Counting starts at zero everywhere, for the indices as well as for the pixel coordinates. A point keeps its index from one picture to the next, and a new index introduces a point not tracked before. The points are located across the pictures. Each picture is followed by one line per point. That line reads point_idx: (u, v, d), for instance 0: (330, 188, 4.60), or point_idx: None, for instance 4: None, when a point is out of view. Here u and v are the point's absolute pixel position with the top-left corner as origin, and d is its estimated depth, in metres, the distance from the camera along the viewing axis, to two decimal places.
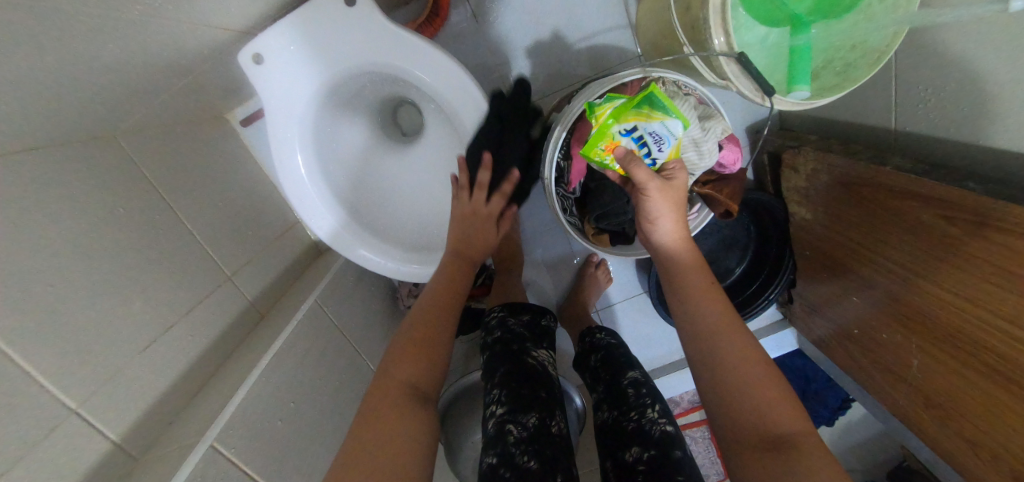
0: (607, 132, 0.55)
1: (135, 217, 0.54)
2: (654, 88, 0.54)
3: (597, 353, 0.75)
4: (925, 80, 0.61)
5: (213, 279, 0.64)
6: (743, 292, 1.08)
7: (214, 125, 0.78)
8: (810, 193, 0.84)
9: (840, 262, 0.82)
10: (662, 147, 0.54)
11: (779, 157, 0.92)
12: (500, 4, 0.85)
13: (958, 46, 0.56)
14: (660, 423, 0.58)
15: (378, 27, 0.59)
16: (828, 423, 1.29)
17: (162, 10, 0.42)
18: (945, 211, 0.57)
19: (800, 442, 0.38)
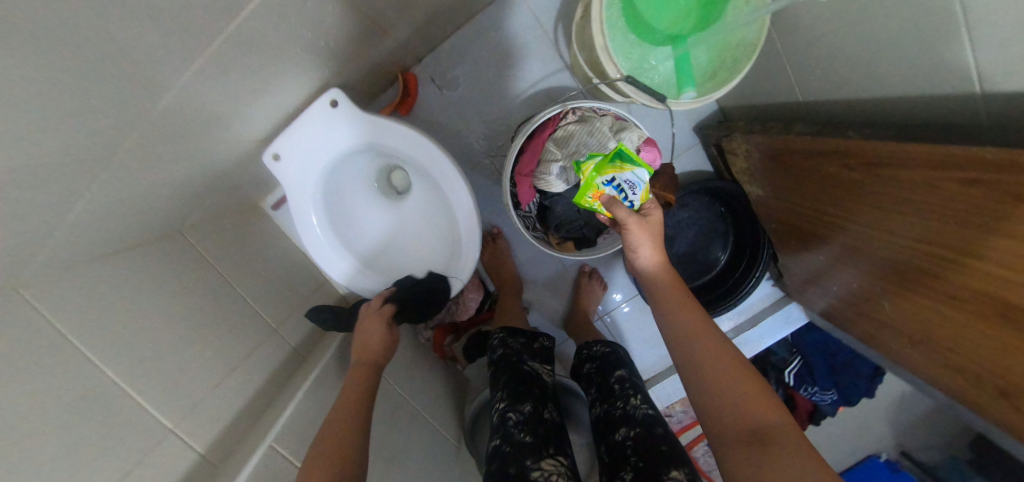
0: (592, 184, 0.68)
1: (198, 289, 0.72)
2: (625, 145, 0.67)
3: (591, 362, 0.73)
4: (806, 59, 0.72)
5: (261, 330, 0.80)
6: (732, 275, 1.15)
7: (252, 213, 0.98)
8: (754, 172, 0.94)
9: (799, 227, 0.89)
10: (636, 191, 0.67)
11: (722, 147, 1.02)
12: (459, 74, 1.03)
13: (815, 27, 0.67)
14: (641, 405, 0.57)
15: (358, 117, 0.78)
16: (868, 395, 1.25)
17: (205, 138, 0.61)
18: (846, 162, 0.65)
19: (781, 431, 0.46)
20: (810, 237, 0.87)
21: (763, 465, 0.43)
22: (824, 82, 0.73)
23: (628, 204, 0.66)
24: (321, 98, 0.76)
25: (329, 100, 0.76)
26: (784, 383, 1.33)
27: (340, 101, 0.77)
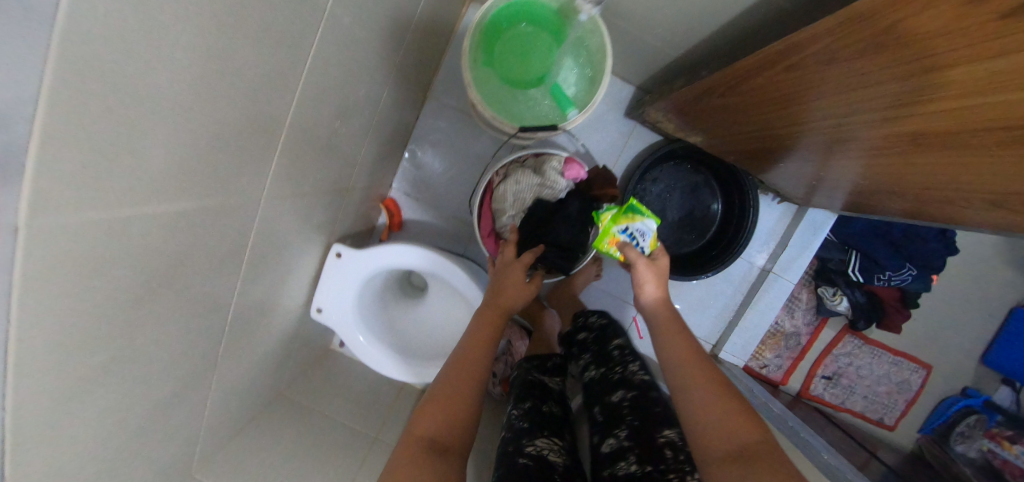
0: (609, 232, 0.83)
1: (307, 434, 0.92)
2: (635, 201, 0.83)
3: (589, 330, 0.87)
4: (652, 36, 0.84)
5: (363, 445, 0.98)
6: (733, 216, 1.20)
7: (327, 358, 1.22)
8: (685, 121, 0.99)
9: (750, 141, 0.91)
10: (646, 239, 0.81)
11: (650, 121, 1.12)
12: (423, 179, 1.25)
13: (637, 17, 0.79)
14: (638, 373, 0.72)
15: (360, 254, 0.97)
16: (951, 254, 1.15)
17: (264, 329, 0.84)
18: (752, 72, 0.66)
19: (764, 447, 0.51)
20: (765, 142, 0.88)
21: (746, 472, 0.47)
22: (678, 42, 0.83)
23: (642, 248, 0.81)
24: (328, 255, 0.96)
25: (334, 253, 0.96)
26: (859, 282, 1.26)
27: (342, 250, 0.96)
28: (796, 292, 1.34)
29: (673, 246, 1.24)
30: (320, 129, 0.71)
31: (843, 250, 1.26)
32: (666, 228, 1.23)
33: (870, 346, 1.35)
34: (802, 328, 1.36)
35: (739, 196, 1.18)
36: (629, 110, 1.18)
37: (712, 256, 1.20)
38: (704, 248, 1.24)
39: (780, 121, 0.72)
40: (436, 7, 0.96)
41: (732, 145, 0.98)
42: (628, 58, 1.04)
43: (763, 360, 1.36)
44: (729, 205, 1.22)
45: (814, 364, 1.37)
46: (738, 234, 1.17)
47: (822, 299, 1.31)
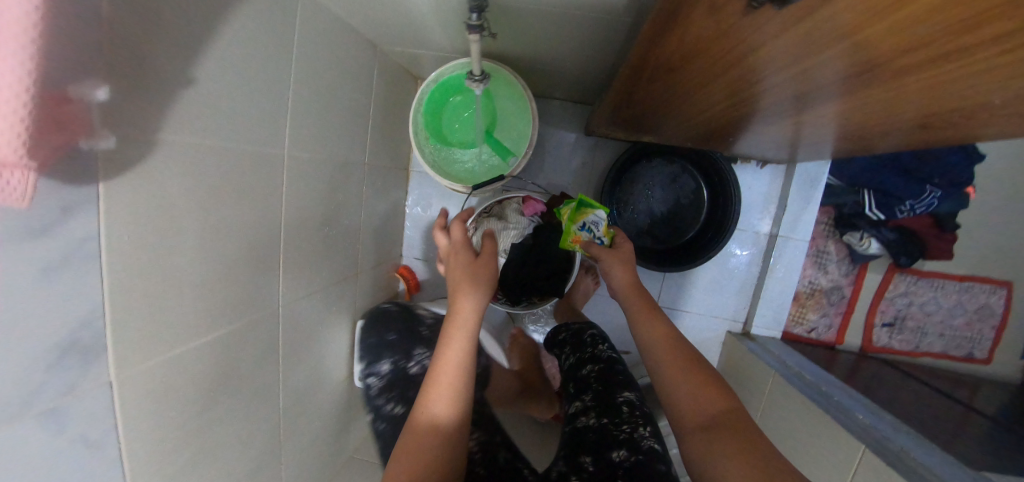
0: (570, 229, 0.91)
1: None
2: (585, 198, 0.90)
3: (566, 332, 0.93)
4: (560, 62, 0.91)
5: None
6: (718, 193, 1.20)
7: None
8: (634, 117, 0.98)
9: (705, 117, 0.86)
10: (601, 228, 0.88)
11: (601, 133, 1.18)
12: (425, 245, 1.41)
13: (536, 51, 0.87)
14: (608, 352, 0.81)
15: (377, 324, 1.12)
16: (977, 158, 1.03)
17: (311, 416, 0.99)
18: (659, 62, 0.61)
19: (733, 416, 0.59)
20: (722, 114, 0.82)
21: (716, 447, 0.55)
22: (587, 63, 0.89)
23: (598, 240, 0.89)
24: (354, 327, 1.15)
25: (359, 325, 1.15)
26: (881, 220, 1.17)
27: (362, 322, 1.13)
28: (821, 244, 1.29)
29: (668, 240, 1.27)
30: (313, 236, 0.90)
31: (853, 191, 1.19)
32: (657, 224, 1.27)
33: (928, 279, 1.23)
34: (842, 278, 1.28)
35: (718, 175, 1.18)
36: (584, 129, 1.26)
37: (707, 240, 1.20)
38: (700, 233, 1.25)
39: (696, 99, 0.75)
40: (385, 106, 1.13)
41: (681, 129, 1.00)
42: (560, 87, 1.12)
43: (808, 320, 1.31)
44: (711, 183, 1.22)
45: (869, 312, 1.27)
46: (726, 214, 1.16)
47: (851, 244, 1.23)
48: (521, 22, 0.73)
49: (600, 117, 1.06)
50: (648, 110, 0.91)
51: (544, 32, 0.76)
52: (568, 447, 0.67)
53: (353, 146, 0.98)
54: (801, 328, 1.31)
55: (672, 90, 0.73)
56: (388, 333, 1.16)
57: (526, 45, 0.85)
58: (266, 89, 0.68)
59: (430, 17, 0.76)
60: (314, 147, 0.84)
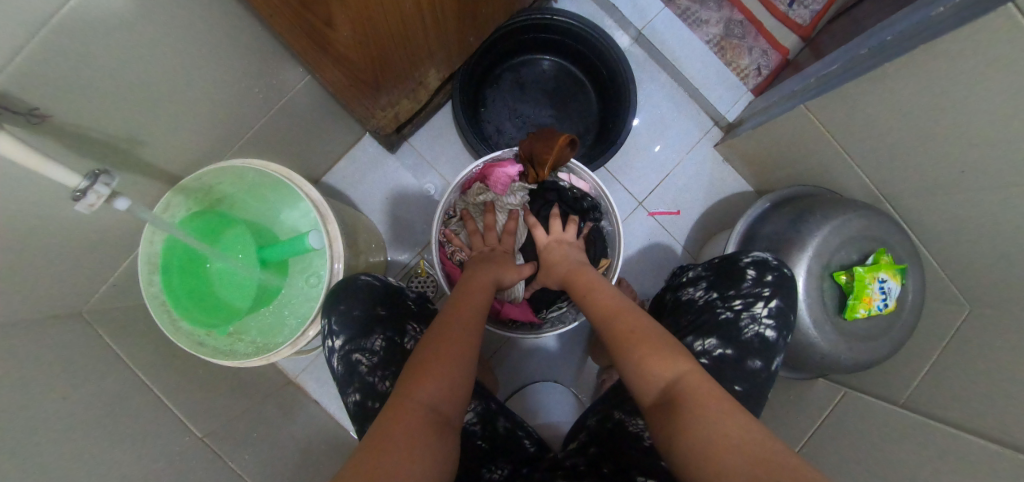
0: (866, 280, 0.58)
1: None
2: (902, 265, 0.59)
3: (698, 273, 0.61)
4: (217, 102, 0.53)
5: None
6: (561, 46, 0.86)
7: None
8: (381, 68, 0.59)
9: None
10: (891, 296, 0.58)
11: (392, 125, 0.76)
12: None
13: (157, 117, 0.48)
14: (760, 326, 0.52)
15: None
16: None
17: None
18: None
19: (693, 413, 0.36)
20: None
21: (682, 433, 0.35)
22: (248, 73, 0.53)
23: (878, 306, 0.57)
24: None
25: None
26: None
27: None
28: (675, 6, 1.03)
29: (596, 130, 0.90)
30: None
31: None
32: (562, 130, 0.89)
33: None
34: (722, 11, 1.04)
35: (545, 34, 0.84)
36: (379, 163, 0.88)
37: (616, 80, 0.83)
38: (602, 91, 0.88)
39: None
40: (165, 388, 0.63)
41: (472, 29, 0.70)
42: (296, 148, 0.74)
43: (748, 67, 1.03)
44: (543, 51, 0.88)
45: (770, 10, 1.04)
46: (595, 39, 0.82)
47: None
48: (146, 102, 0.45)
49: (384, 115, 0.71)
50: (417, 46, 0.62)
51: (215, 76, 0.49)
52: (608, 445, 0.51)
53: (193, 436, 0.61)
54: (752, 78, 1.03)
55: None
56: (378, 302, 0.50)
57: (187, 135, 0.54)
58: (26, 473, 0.37)
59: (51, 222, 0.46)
60: None
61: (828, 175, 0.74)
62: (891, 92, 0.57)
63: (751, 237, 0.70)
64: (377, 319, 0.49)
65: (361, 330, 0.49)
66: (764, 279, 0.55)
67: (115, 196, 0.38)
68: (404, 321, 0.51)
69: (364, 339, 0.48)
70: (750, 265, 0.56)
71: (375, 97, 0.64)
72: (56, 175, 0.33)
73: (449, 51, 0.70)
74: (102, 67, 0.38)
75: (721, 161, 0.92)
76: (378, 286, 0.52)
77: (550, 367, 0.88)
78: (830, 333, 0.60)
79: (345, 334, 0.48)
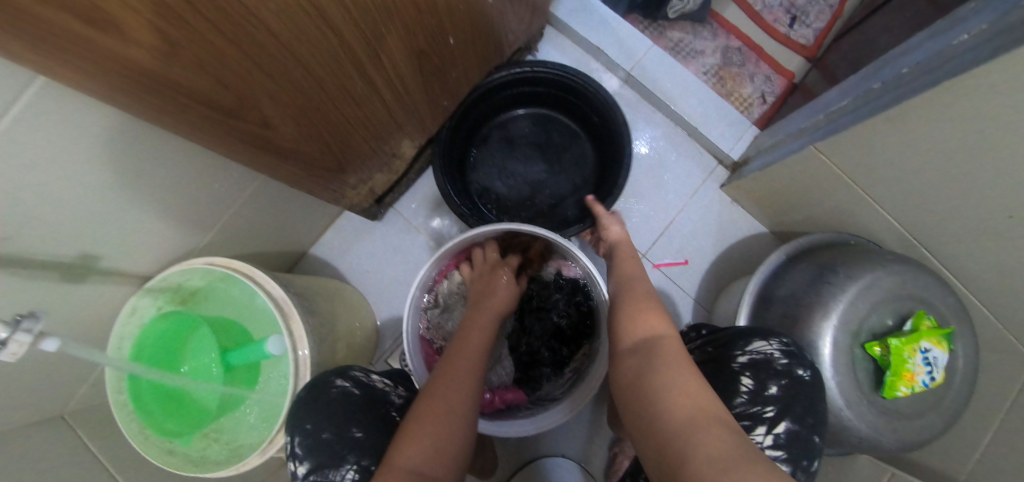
0: (908, 351, 0.49)
1: None
2: (949, 329, 0.51)
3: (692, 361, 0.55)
4: (177, 203, 0.52)
5: None
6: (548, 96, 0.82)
7: None
8: (341, 152, 0.57)
9: (402, 43, 0.50)
10: (939, 369, 0.50)
11: (369, 196, 0.74)
12: None
13: (111, 228, 0.47)
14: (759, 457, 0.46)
15: None
16: None
17: None
18: (179, 74, 0.31)
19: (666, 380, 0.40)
20: (399, 25, 0.47)
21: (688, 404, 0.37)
22: (208, 170, 0.52)
23: (925, 380, 0.49)
24: None
25: None
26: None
27: None
28: (666, 40, 0.98)
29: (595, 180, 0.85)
30: None
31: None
32: (558, 187, 0.85)
33: None
34: (717, 39, 0.99)
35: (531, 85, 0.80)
36: (368, 231, 0.87)
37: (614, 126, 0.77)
38: (597, 138, 0.83)
39: (368, 49, 0.46)
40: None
41: (440, 92, 0.68)
42: (276, 228, 0.73)
43: (751, 95, 0.96)
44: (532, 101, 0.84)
45: (770, 33, 0.98)
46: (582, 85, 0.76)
47: (683, 13, 0.96)
48: (93, 217, 0.44)
49: (356, 193, 0.69)
50: (380, 123, 0.60)
51: (167, 180, 0.48)
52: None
53: None
54: (756, 107, 0.96)
55: (309, 76, 0.42)
56: (351, 423, 0.50)
57: (150, 237, 0.52)
58: None
59: None
60: None
61: (850, 218, 0.66)
62: (911, 132, 0.50)
63: (766, 299, 0.62)
64: (350, 444, 0.49)
65: (330, 458, 0.48)
66: (764, 391, 0.48)
67: (44, 337, 0.35)
68: (379, 444, 0.50)
69: (332, 469, 0.47)
70: (745, 372, 0.49)
71: (340, 180, 0.63)
72: None
73: (419, 119, 0.68)
74: (37, 195, 0.37)
75: (728, 202, 0.85)
76: (354, 399, 0.52)
77: (557, 439, 0.81)
78: (869, 415, 0.51)
79: (311, 461, 0.48)
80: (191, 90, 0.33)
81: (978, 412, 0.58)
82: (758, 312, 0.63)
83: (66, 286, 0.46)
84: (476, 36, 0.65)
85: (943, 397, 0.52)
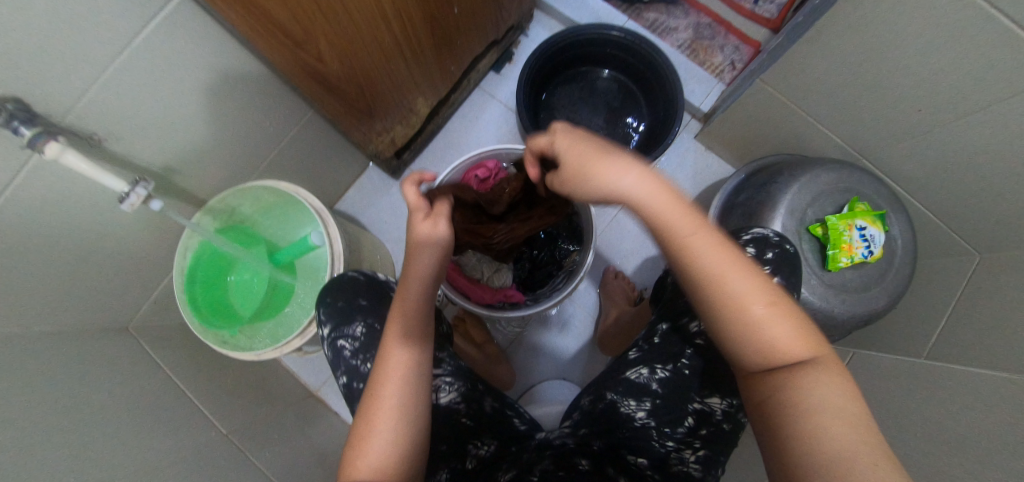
0: (847, 229, 0.58)
1: None
2: (883, 212, 0.59)
3: None
4: (237, 134, 0.64)
5: None
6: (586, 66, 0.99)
7: None
8: (376, 99, 0.71)
9: (425, 10, 0.64)
10: (877, 245, 0.58)
11: (386, 150, 0.86)
12: None
13: (189, 148, 0.59)
14: None
15: None
16: None
17: None
18: (280, 15, 0.45)
19: (810, 381, 0.32)
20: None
21: (796, 401, 0.32)
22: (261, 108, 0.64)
23: (862, 253, 0.57)
24: None
25: None
26: None
27: None
28: (644, 20, 1.11)
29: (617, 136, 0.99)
30: None
31: None
32: None
33: None
34: (688, 17, 1.11)
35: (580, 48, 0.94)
36: (386, 189, 0.98)
37: (657, 79, 0.91)
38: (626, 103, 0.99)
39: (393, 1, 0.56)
40: (201, 386, 0.71)
41: (449, 57, 0.82)
42: (310, 179, 0.85)
43: (722, 63, 1.08)
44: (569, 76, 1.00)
45: (737, 8, 1.10)
46: (634, 49, 0.90)
47: None
48: (174, 133, 0.55)
49: (380, 140, 0.81)
50: (403, 80, 0.74)
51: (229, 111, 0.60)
52: (597, 426, 0.52)
53: (219, 432, 0.67)
54: (727, 72, 1.07)
55: (359, 31, 0.56)
56: (359, 295, 0.58)
57: (218, 167, 0.65)
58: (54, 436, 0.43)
59: (104, 232, 0.56)
60: (169, 468, 0.53)
61: (804, 143, 0.76)
62: (831, 50, 0.60)
63: (729, 207, 0.71)
64: (359, 310, 0.57)
65: (344, 319, 0.57)
66: (765, 257, 0.52)
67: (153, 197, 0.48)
68: (382, 311, 0.58)
69: (346, 327, 0.56)
70: (749, 243, 0.53)
71: (368, 124, 0.75)
72: (105, 182, 0.43)
73: (432, 81, 0.82)
74: (144, 103, 0.49)
75: (704, 150, 0.95)
76: (361, 280, 0.60)
77: (559, 366, 0.89)
78: (818, 288, 0.60)
79: (331, 324, 0.57)
80: (283, 28, 0.48)
81: (925, 296, 0.66)
82: (724, 221, 0.72)
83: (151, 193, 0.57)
84: (477, 14, 0.79)
85: (884, 271, 0.60)
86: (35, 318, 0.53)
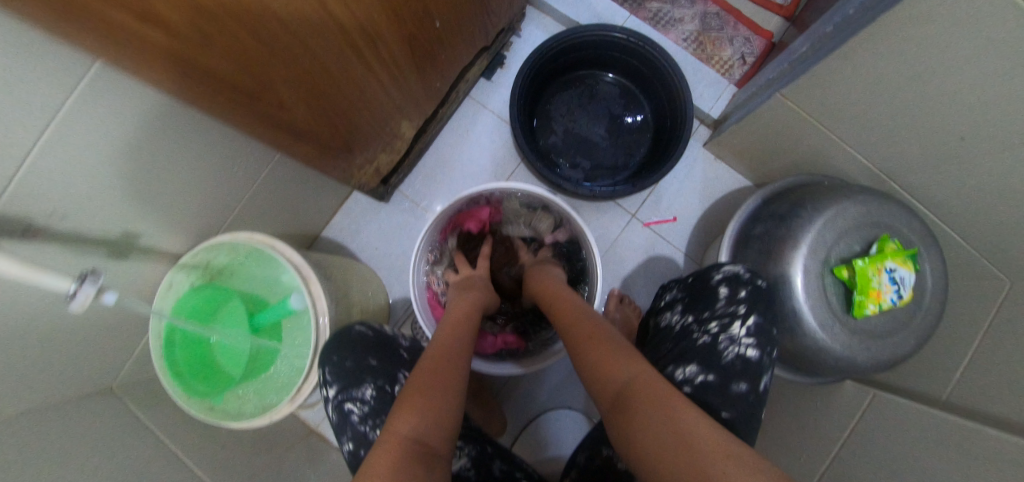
0: (876, 271, 0.53)
1: None
2: (915, 251, 0.54)
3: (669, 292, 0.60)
4: (203, 184, 0.58)
5: None
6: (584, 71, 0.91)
7: None
8: (353, 131, 0.64)
9: (398, 31, 0.56)
10: (908, 287, 0.53)
11: (372, 178, 0.80)
12: None
13: (149, 206, 0.53)
14: (737, 347, 0.49)
15: None
16: None
17: None
18: (216, 65, 0.37)
19: (653, 398, 0.36)
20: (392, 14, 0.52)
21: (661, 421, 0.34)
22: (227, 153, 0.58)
23: (892, 297, 0.53)
24: None
25: None
26: None
27: None
28: (646, 11, 1.02)
29: (621, 146, 0.91)
30: None
31: None
32: (602, 155, 0.91)
33: None
34: (695, 6, 1.02)
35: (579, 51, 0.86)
36: (374, 212, 0.93)
37: (664, 85, 0.83)
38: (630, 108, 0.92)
39: (356, 27, 0.48)
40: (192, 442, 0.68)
41: (433, 73, 0.74)
42: (291, 212, 0.79)
43: (731, 58, 1.00)
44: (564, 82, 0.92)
45: None
46: (638, 52, 0.82)
47: None
48: (131, 195, 0.49)
49: (363, 172, 0.75)
50: (381, 108, 0.66)
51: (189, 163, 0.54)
52: None
53: None
54: (737, 68, 0.99)
55: (319, 65, 0.48)
56: (368, 354, 0.57)
57: (184, 219, 0.60)
58: None
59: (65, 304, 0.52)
60: None
61: (824, 161, 0.70)
62: (863, 68, 0.53)
63: (745, 239, 0.66)
64: (367, 370, 0.56)
65: (352, 380, 0.55)
66: (738, 296, 0.53)
67: (102, 289, 0.42)
68: (394, 369, 0.57)
69: (354, 389, 0.54)
70: (721, 283, 0.54)
71: (347, 158, 0.68)
72: (47, 282, 0.36)
73: (415, 101, 0.74)
74: (89, 173, 0.43)
75: (713, 160, 0.89)
76: (370, 336, 0.59)
77: (562, 394, 0.87)
78: (841, 333, 0.55)
79: (337, 386, 0.55)
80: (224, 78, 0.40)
81: (952, 331, 0.62)
82: (738, 252, 0.67)
83: (110, 259, 0.52)
84: (460, 23, 0.71)
85: (912, 312, 0.55)
86: (27, 397, 0.49)
